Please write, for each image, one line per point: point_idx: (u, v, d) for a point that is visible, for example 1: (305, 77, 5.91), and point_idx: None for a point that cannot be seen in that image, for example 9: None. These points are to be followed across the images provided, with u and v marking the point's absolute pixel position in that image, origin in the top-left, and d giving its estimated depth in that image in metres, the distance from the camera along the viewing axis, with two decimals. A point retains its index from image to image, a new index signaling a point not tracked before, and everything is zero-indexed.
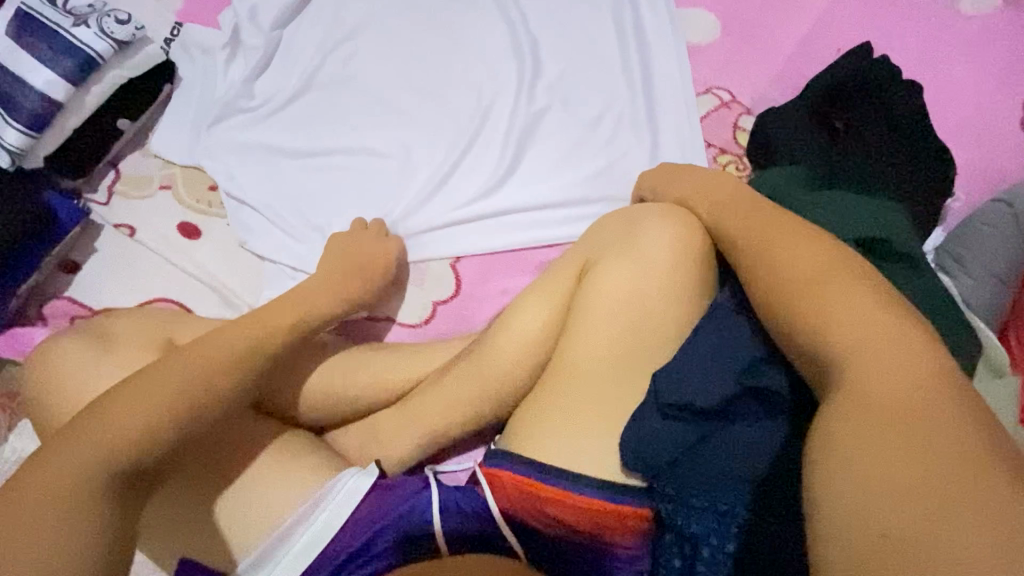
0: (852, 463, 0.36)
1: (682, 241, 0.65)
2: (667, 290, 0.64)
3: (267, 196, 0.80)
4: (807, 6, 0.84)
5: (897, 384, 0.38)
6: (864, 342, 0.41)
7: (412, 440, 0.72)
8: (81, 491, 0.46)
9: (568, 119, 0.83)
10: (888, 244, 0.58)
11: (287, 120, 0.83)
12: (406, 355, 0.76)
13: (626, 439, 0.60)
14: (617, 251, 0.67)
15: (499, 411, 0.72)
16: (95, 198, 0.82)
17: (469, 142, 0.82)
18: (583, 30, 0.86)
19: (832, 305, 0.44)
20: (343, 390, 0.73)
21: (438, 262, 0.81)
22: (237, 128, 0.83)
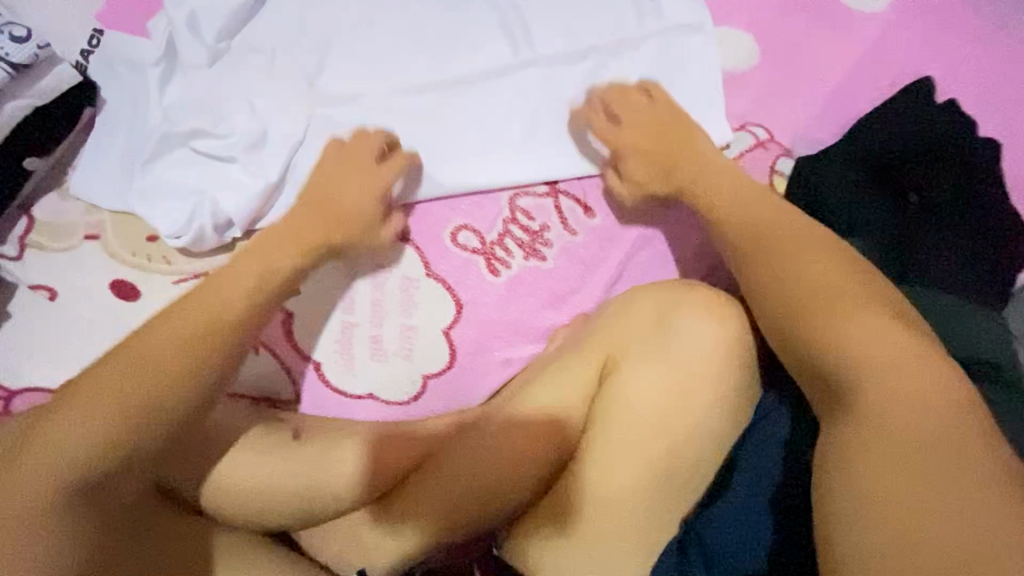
0: (915, 502, 0.37)
1: (720, 335, 0.56)
2: (699, 398, 0.55)
3: (191, 176, 0.67)
4: (856, 29, 0.70)
5: (933, 426, 0.40)
6: (890, 385, 0.42)
7: (400, 546, 0.62)
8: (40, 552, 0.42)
9: (589, 167, 0.70)
10: (997, 366, 0.53)
11: (194, 98, 0.68)
12: (391, 440, 0.66)
13: None
14: (641, 343, 0.58)
15: (503, 514, 0.61)
16: (4, 253, 0.67)
17: (460, 171, 0.69)
18: (603, 51, 0.71)
19: (844, 327, 0.46)
20: (317, 488, 0.62)
21: (429, 329, 0.69)
22: (136, 122, 0.68)
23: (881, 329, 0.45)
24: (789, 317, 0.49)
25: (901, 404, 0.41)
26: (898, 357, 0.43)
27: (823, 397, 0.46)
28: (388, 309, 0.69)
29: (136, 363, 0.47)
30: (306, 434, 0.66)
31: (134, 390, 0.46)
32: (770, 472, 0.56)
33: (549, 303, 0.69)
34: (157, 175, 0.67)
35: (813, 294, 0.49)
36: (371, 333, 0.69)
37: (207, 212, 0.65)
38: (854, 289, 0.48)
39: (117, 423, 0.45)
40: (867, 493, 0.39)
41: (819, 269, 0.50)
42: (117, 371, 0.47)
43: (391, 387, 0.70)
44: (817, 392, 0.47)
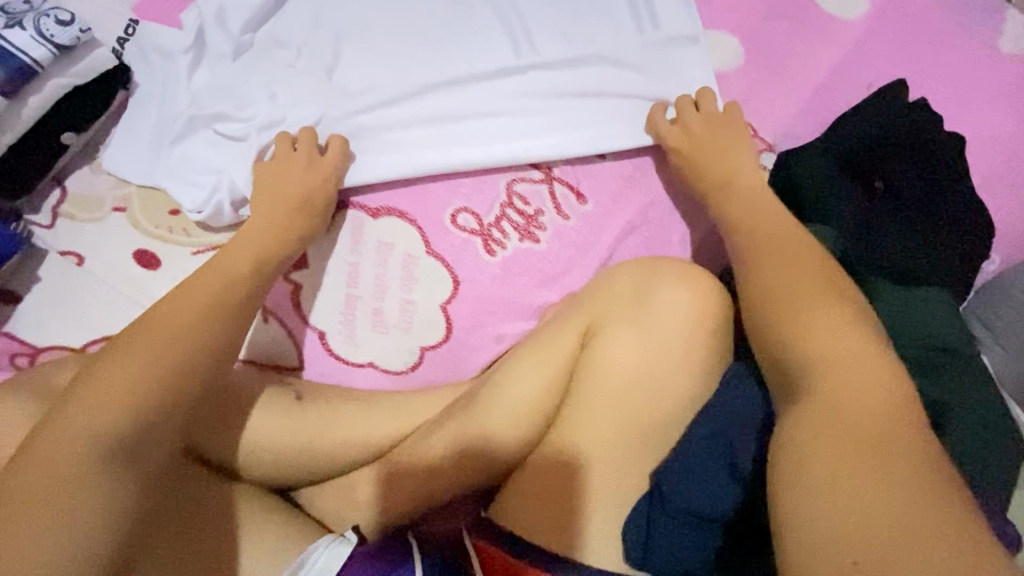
0: (834, 463, 0.40)
1: (697, 308, 0.59)
2: (676, 364, 0.59)
3: (212, 155, 0.72)
4: (836, 34, 0.74)
5: (871, 408, 0.43)
6: (838, 370, 0.45)
7: (394, 502, 0.66)
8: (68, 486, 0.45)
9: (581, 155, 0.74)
10: (944, 348, 0.58)
11: (218, 83, 0.73)
12: (388, 407, 0.70)
13: (632, 535, 0.56)
14: (624, 314, 0.61)
15: (490, 477, 0.65)
16: (37, 222, 0.72)
17: (463, 156, 0.73)
18: (601, 53, 0.75)
19: (802, 316, 0.50)
20: (317, 448, 0.67)
21: (427, 303, 0.74)
22: (165, 105, 0.73)
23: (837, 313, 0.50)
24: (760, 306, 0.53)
25: (849, 386, 0.44)
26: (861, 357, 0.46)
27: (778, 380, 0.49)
28: (389, 283, 0.74)
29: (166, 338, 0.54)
30: (308, 397, 0.70)
31: (144, 384, 0.50)
32: (732, 431, 0.57)
33: (540, 282, 0.74)
34: (183, 154, 0.72)
35: (784, 287, 0.53)
36: (373, 306, 0.74)
37: (224, 189, 0.70)
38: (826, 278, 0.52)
39: (127, 413, 0.49)
40: (806, 462, 0.42)
41: (786, 265, 0.55)
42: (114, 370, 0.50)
43: (389, 357, 0.74)
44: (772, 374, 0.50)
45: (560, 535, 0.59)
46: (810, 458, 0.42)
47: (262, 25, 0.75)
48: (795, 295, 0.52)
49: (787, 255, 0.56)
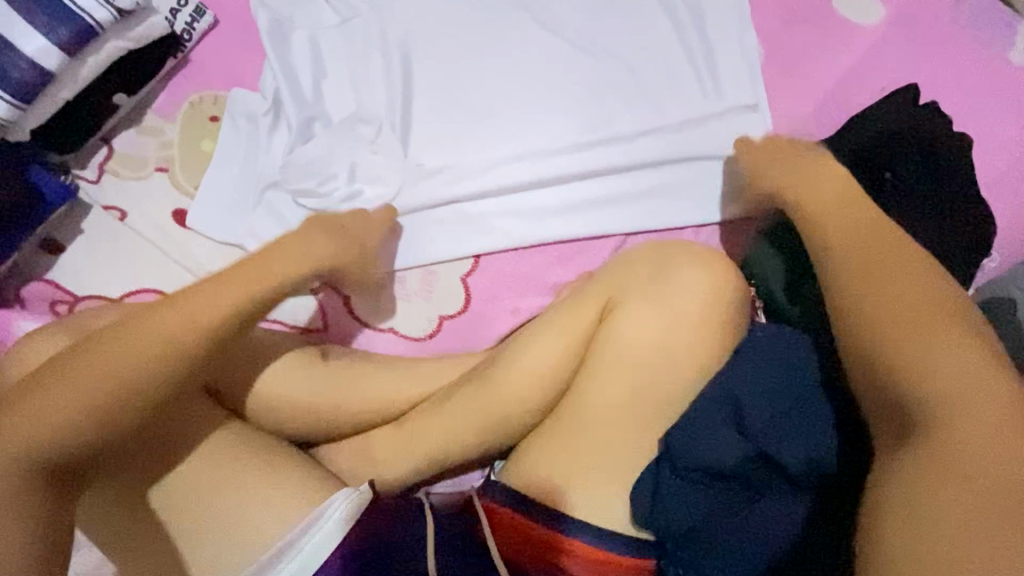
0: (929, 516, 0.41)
1: (710, 288, 0.63)
2: (681, 337, 0.63)
3: (296, 217, 0.76)
4: (852, 39, 0.77)
5: (999, 453, 0.41)
6: (965, 415, 0.43)
7: (408, 463, 0.69)
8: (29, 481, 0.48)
9: (641, 230, 0.75)
10: None
11: (297, 146, 0.77)
12: (408, 371, 0.73)
13: (642, 492, 0.60)
14: (639, 288, 0.65)
15: (503, 440, 0.68)
16: (84, 176, 0.76)
17: (501, 147, 0.77)
18: (656, 121, 0.76)
19: (917, 350, 0.46)
20: (340, 406, 0.70)
21: (448, 275, 0.77)
22: (249, 168, 0.77)
23: (944, 336, 0.46)
24: (857, 337, 0.50)
25: (977, 431, 0.42)
26: (975, 390, 0.43)
27: (889, 425, 0.47)
28: (416, 252, 0.77)
29: (153, 326, 0.52)
30: (332, 357, 0.73)
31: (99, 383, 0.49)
32: (755, 383, 0.61)
33: (557, 261, 0.77)
34: (269, 213, 0.76)
35: (886, 321, 0.49)
36: (397, 274, 0.77)
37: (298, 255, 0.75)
38: (939, 313, 0.48)
39: (82, 411, 0.49)
40: (927, 518, 0.41)
41: (891, 289, 0.50)
42: (48, 390, 0.49)
43: (409, 324, 0.78)
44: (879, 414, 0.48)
45: (568, 496, 0.62)
46: (931, 513, 0.41)
47: (345, 93, 0.79)
48: (911, 322, 0.48)
49: (886, 272, 0.52)
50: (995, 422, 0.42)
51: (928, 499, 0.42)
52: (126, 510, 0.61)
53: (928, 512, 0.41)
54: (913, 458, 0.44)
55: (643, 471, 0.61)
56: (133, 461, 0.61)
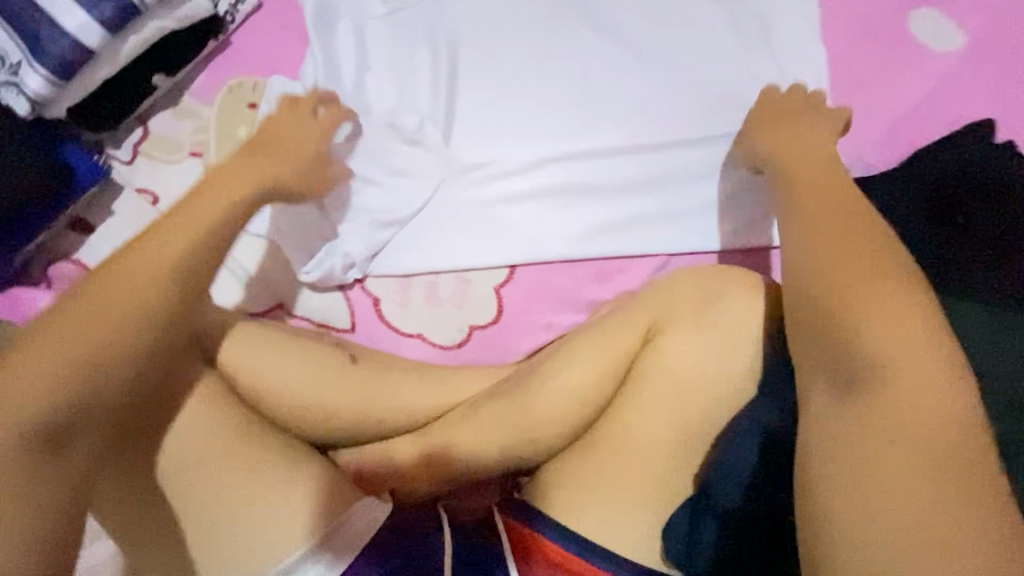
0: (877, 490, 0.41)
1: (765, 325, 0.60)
2: (715, 367, 0.61)
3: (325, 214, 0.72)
4: (924, 65, 0.73)
5: (924, 420, 0.42)
6: (905, 384, 0.43)
7: (430, 474, 0.66)
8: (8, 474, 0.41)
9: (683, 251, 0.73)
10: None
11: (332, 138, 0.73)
12: (435, 380, 0.70)
13: (677, 529, 0.58)
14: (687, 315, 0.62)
15: (529, 459, 0.66)
16: (117, 156, 0.74)
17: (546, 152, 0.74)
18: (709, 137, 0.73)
19: (857, 320, 0.45)
20: (366, 413, 0.66)
21: (482, 284, 0.75)
22: None
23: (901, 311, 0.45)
24: (815, 310, 0.48)
25: (909, 398, 0.42)
26: (919, 360, 0.43)
27: (819, 374, 0.47)
28: (452, 258, 0.74)
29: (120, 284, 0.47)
30: (362, 360, 0.69)
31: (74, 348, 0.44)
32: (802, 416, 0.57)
33: (594, 277, 0.74)
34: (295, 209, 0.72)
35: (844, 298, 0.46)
36: (429, 279, 0.75)
37: (339, 254, 0.72)
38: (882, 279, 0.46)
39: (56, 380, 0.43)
40: (857, 488, 0.41)
41: (846, 268, 0.47)
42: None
43: (438, 331, 0.75)
44: (818, 385, 0.47)
45: (597, 524, 0.60)
46: (862, 484, 0.41)
47: (386, 86, 0.75)
48: (856, 304, 0.46)
49: (830, 245, 0.49)
50: (926, 388, 0.42)
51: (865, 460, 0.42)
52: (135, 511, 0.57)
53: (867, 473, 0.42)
54: (854, 425, 0.43)
55: (677, 507, 0.59)
56: (127, 455, 0.56)
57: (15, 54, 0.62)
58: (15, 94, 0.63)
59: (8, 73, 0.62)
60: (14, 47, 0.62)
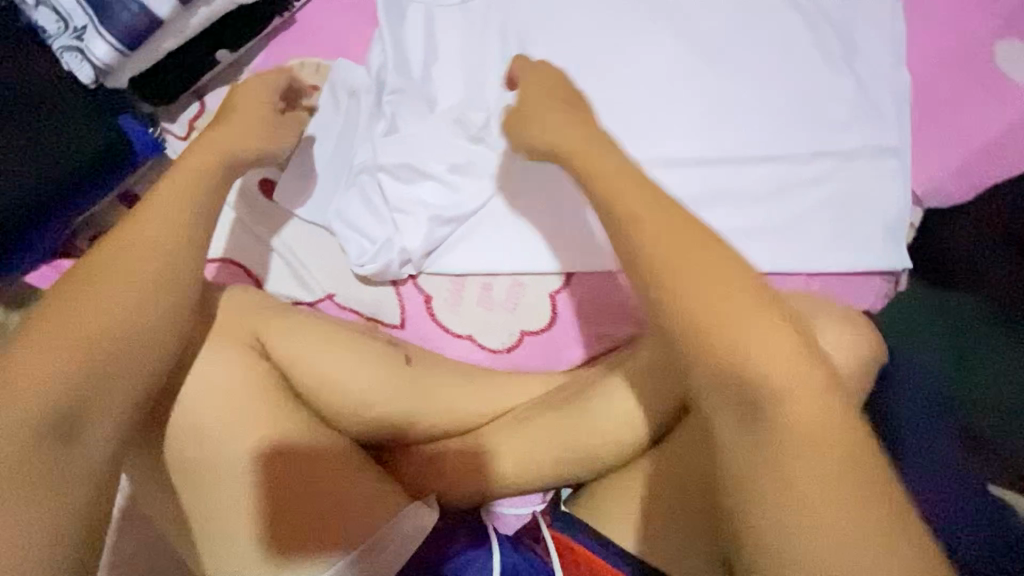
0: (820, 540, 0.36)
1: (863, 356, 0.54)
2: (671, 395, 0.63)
3: (380, 206, 0.71)
4: (1015, 96, 0.70)
5: (828, 441, 0.37)
6: (785, 398, 0.38)
7: (474, 485, 0.63)
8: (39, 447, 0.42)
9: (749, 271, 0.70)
10: None
11: (394, 127, 0.71)
12: (488, 385, 0.68)
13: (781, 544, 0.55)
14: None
15: (581, 473, 0.64)
16: (172, 131, 0.72)
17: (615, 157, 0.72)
18: (781, 153, 0.72)
19: (742, 340, 0.39)
20: (416, 415, 0.64)
21: (538, 289, 0.73)
22: (343, 145, 0.73)
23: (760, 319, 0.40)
24: (682, 334, 0.40)
25: (800, 418, 0.38)
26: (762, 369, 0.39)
27: (721, 405, 0.40)
28: (508, 259, 0.72)
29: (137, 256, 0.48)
30: (415, 361, 0.67)
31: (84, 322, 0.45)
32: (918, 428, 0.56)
33: None
34: (352, 197, 0.71)
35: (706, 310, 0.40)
36: (483, 280, 0.73)
37: (397, 249, 0.70)
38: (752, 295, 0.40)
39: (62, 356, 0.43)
40: (768, 520, 0.37)
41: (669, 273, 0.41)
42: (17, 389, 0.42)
43: (489, 334, 0.74)
44: (720, 413, 0.40)
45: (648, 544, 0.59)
46: (773, 514, 0.37)
47: (454, 78, 0.73)
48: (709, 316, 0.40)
49: (700, 278, 0.41)
50: (809, 403, 0.38)
51: (812, 509, 0.36)
52: (178, 497, 0.56)
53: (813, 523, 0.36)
54: (752, 450, 0.39)
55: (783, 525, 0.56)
56: (172, 447, 0.56)
57: (81, 17, 0.60)
58: (79, 61, 0.61)
59: (72, 37, 0.60)
60: (80, 10, 0.59)
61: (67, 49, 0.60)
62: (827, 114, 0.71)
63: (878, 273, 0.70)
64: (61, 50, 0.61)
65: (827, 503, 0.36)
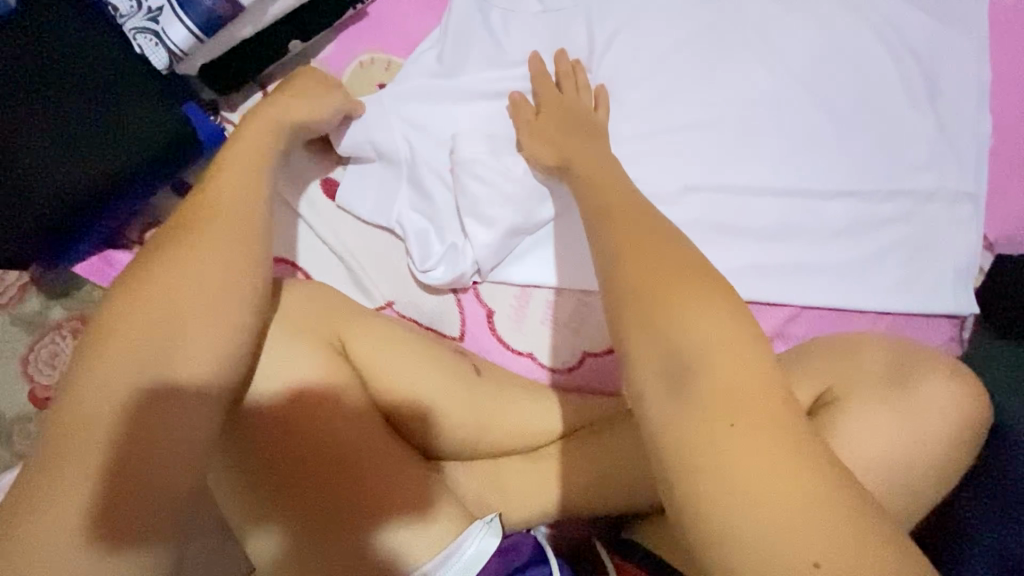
0: (750, 483, 0.33)
1: (957, 406, 0.53)
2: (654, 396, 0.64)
3: (450, 213, 0.69)
4: None
5: (752, 388, 0.35)
6: (710, 356, 0.37)
7: (538, 501, 0.64)
8: (135, 448, 0.39)
9: (819, 305, 0.70)
10: None
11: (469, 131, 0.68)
12: (552, 404, 0.68)
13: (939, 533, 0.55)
14: (867, 386, 0.55)
15: (647, 500, 0.63)
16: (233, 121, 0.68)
17: (694, 176, 0.70)
18: (858, 186, 0.70)
19: (681, 312, 0.38)
20: (482, 432, 0.65)
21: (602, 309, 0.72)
22: (411, 143, 0.68)
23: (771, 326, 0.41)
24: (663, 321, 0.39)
25: (718, 371, 0.36)
26: (722, 333, 0.37)
27: (656, 367, 0.38)
28: (576, 276, 0.70)
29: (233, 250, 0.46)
30: (484, 371, 0.67)
31: (176, 315, 0.43)
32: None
33: None
34: (423, 203, 0.69)
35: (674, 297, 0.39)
36: (548, 297, 0.72)
37: (468, 261, 0.68)
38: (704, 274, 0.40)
39: (160, 351, 0.42)
40: (704, 471, 0.34)
41: (672, 274, 0.40)
42: (116, 380, 0.40)
43: (550, 352, 0.72)
44: (647, 373, 0.38)
45: None
46: (697, 460, 0.34)
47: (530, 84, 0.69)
48: (660, 291, 0.39)
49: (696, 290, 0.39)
50: (730, 356, 0.37)
51: (751, 450, 0.34)
52: (250, 497, 0.57)
53: (757, 467, 0.33)
54: (685, 401, 0.36)
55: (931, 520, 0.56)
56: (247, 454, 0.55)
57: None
58: (154, 45, 0.58)
59: (148, 20, 0.58)
60: None
61: (142, 31, 0.58)
62: (908, 152, 0.70)
63: (945, 316, 0.70)
64: (135, 33, 0.58)
65: (747, 450, 0.34)
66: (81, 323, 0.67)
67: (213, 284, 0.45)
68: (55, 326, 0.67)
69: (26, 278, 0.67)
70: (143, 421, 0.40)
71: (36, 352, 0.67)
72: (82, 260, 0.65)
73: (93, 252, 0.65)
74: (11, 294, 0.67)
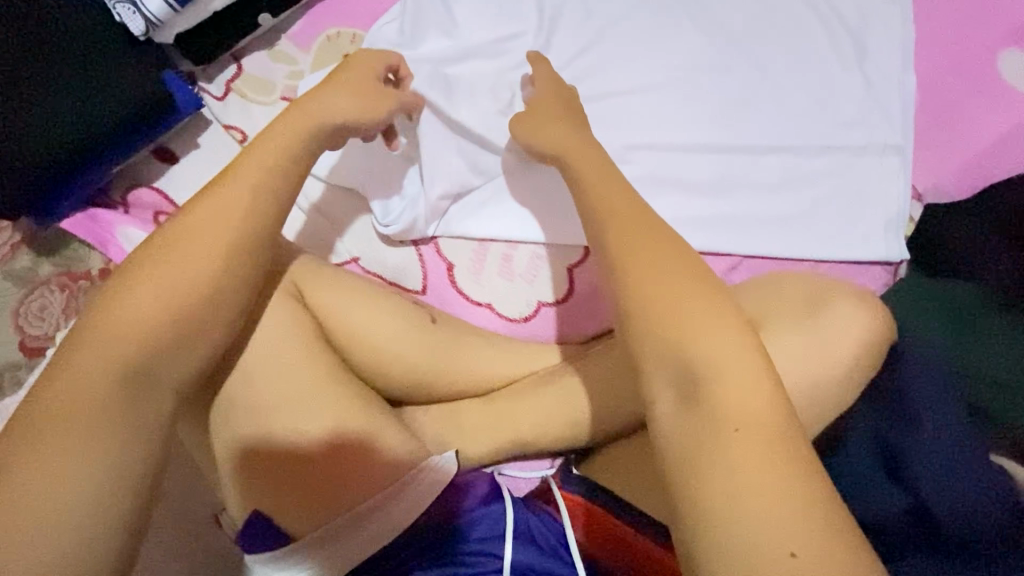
0: (739, 465, 0.38)
1: (869, 330, 0.57)
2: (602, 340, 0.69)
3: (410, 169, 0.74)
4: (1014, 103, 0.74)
5: (708, 333, 0.43)
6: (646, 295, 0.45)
7: (491, 440, 0.67)
8: (105, 363, 0.43)
9: (758, 255, 0.74)
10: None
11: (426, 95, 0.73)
12: (507, 349, 0.72)
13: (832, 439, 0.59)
14: (789, 315, 0.58)
15: (594, 435, 0.68)
16: (210, 91, 0.74)
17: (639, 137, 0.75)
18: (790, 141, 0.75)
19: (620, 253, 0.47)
20: (439, 375, 0.69)
21: (556, 263, 0.76)
22: None
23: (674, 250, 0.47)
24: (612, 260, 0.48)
25: (660, 304, 0.45)
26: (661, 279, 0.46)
27: (646, 348, 0.44)
28: (531, 229, 0.76)
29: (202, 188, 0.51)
30: (440, 320, 0.72)
31: (163, 265, 0.48)
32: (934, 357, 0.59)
33: None
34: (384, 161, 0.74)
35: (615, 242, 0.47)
36: (505, 250, 0.76)
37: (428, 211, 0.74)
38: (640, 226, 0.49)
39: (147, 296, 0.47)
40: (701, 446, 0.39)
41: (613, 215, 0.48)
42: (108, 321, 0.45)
43: (507, 304, 0.76)
44: (658, 383, 0.43)
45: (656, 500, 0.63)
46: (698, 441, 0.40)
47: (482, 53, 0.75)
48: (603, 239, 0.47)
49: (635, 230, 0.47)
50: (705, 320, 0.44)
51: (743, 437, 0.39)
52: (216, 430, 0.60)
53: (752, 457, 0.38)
54: (669, 370, 0.43)
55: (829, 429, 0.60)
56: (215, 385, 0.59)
57: None
58: (132, 13, 0.63)
59: None
60: None
61: (121, 1, 0.63)
62: (837, 108, 0.75)
63: (878, 263, 0.74)
64: (115, 2, 0.63)
65: (750, 446, 0.38)
66: (69, 278, 0.72)
67: (205, 258, 0.49)
68: (45, 281, 0.72)
69: (18, 237, 0.73)
70: (118, 343, 0.45)
71: (26, 306, 0.72)
72: (70, 218, 0.70)
73: (79, 211, 0.70)
74: (4, 252, 0.73)
